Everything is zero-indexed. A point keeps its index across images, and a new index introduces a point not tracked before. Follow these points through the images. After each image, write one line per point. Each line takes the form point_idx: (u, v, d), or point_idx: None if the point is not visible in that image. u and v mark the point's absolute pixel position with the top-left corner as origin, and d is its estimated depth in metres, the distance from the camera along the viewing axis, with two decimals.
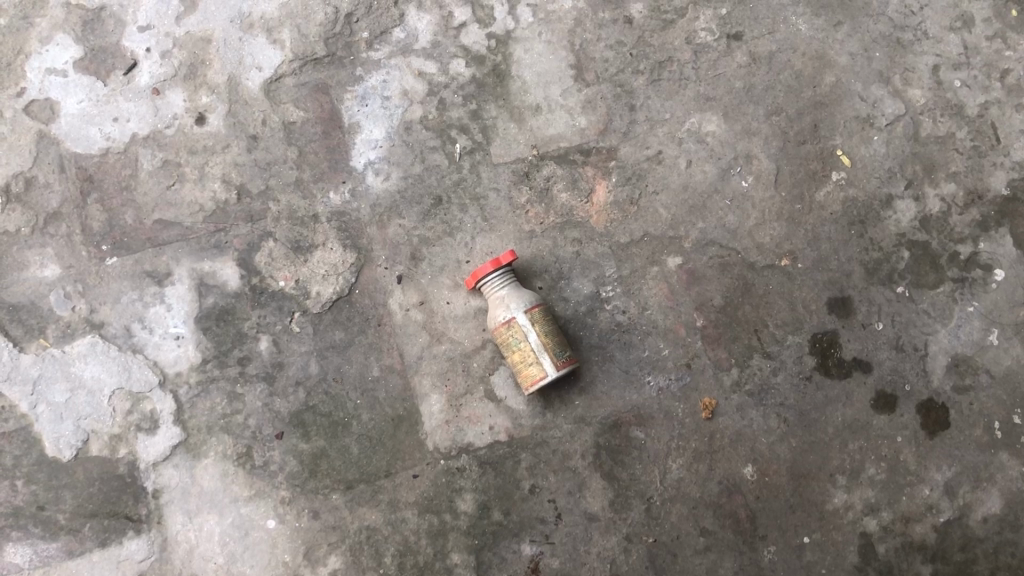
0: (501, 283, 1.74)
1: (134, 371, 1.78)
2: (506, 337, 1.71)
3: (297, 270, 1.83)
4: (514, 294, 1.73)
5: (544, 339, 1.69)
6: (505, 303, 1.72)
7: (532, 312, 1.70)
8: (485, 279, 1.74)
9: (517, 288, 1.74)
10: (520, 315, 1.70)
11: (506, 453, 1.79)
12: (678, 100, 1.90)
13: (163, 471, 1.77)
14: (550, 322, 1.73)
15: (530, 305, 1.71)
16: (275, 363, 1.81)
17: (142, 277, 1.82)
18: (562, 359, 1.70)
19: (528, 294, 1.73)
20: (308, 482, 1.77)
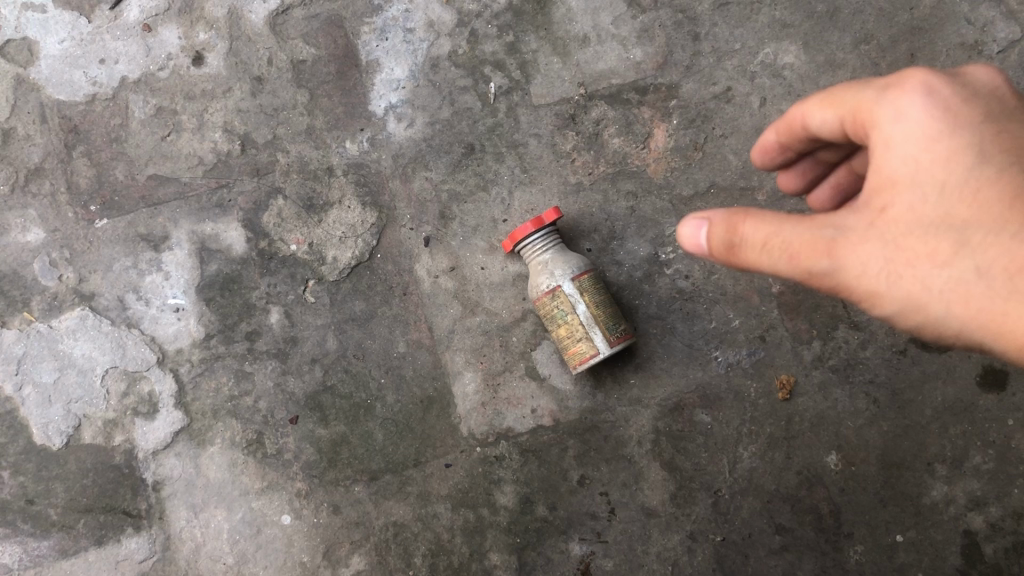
0: (543, 246, 1.50)
1: (130, 349, 1.58)
2: (549, 310, 1.47)
3: (310, 232, 1.59)
4: (559, 259, 1.49)
5: (595, 311, 1.45)
6: (549, 269, 1.48)
7: (579, 280, 1.46)
8: (524, 241, 1.50)
9: (563, 252, 1.50)
10: (566, 284, 1.46)
11: (551, 439, 1.56)
12: (750, 27, 1.62)
13: (165, 460, 1.57)
14: (601, 289, 1.48)
15: (578, 271, 1.47)
16: (287, 338, 1.59)
17: (136, 241, 1.60)
18: (616, 333, 1.45)
19: (576, 259, 1.49)
20: (326, 472, 1.56)
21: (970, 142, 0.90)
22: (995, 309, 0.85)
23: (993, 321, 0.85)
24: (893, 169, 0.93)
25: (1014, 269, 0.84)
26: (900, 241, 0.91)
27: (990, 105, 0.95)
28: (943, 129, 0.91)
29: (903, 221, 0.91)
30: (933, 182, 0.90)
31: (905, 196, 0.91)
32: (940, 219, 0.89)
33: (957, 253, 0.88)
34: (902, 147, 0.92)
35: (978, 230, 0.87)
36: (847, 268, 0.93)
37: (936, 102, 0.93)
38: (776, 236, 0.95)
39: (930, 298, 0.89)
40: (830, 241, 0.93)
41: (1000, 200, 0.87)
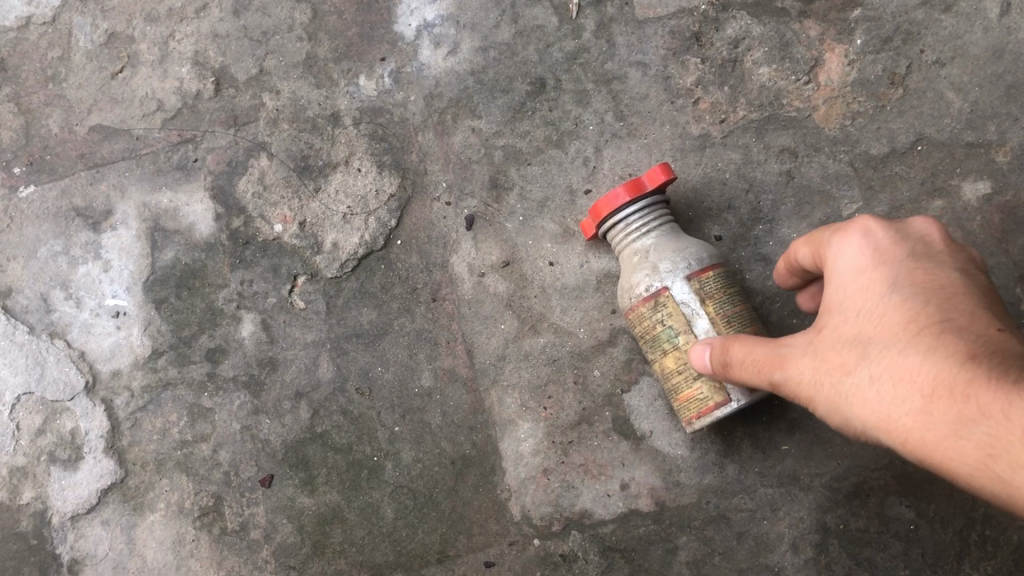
0: (643, 228, 0.95)
1: (50, 369, 1.11)
2: (648, 329, 0.91)
3: (302, 206, 1.09)
4: (669, 247, 0.93)
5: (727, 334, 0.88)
6: (651, 261, 0.92)
7: (701, 283, 0.89)
8: (613, 219, 0.95)
9: (676, 237, 0.94)
10: (679, 289, 0.90)
11: (651, 534, 0.99)
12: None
13: (87, 531, 1.09)
14: (737, 298, 0.91)
15: (700, 268, 0.90)
16: (263, 361, 1.08)
17: (68, 216, 1.14)
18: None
19: (695, 249, 0.92)
20: (309, 563, 1.04)
21: (899, 270, 0.72)
22: (887, 413, 0.66)
23: (888, 434, 0.66)
24: (831, 294, 0.75)
25: (902, 373, 0.66)
26: (825, 353, 0.73)
27: (922, 243, 0.75)
28: (876, 255, 0.74)
29: (822, 335, 0.74)
30: (858, 300, 0.73)
31: (833, 315, 0.74)
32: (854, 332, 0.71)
33: (862, 360, 0.69)
34: (834, 270, 0.76)
35: (882, 339, 0.69)
36: (791, 383, 0.74)
37: (871, 232, 0.75)
38: (746, 352, 0.78)
39: (847, 412, 0.70)
40: (777, 355, 0.76)
41: (908, 308, 0.69)
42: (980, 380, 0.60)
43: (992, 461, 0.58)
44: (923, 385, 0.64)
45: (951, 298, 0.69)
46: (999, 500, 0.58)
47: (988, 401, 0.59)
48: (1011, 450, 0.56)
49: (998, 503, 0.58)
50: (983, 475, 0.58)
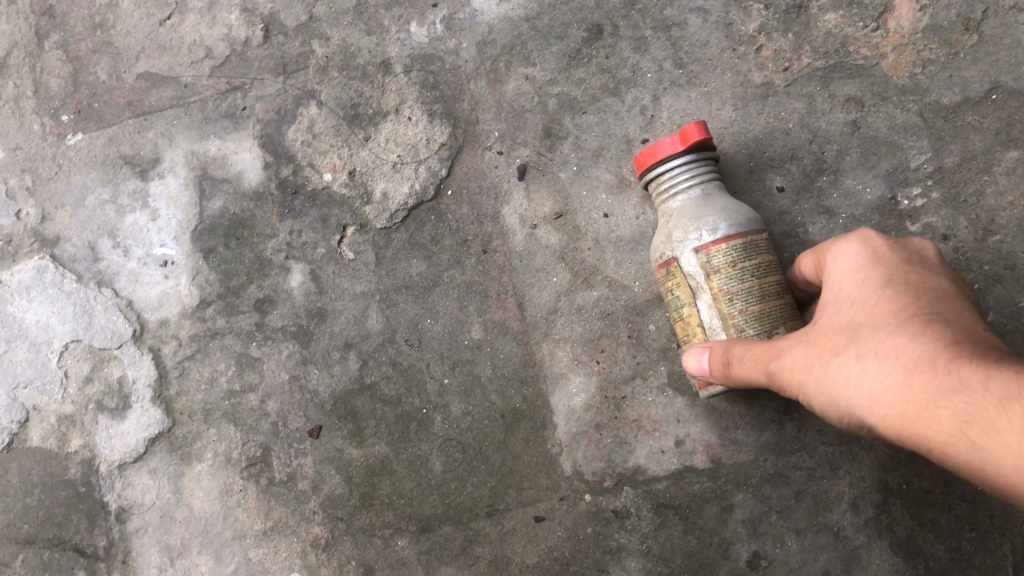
0: (682, 184, 0.90)
1: (97, 318, 1.11)
2: (664, 295, 0.89)
3: (351, 155, 1.08)
4: (692, 211, 0.87)
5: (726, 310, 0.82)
6: (670, 225, 0.88)
7: (712, 254, 0.84)
8: (651, 172, 0.91)
9: (708, 200, 0.88)
10: (688, 258, 0.85)
11: (706, 491, 0.97)
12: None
13: (134, 480, 1.09)
14: (756, 274, 0.83)
15: (715, 239, 0.84)
16: (312, 312, 1.07)
17: (117, 165, 1.13)
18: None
19: (722, 214, 0.86)
20: (357, 515, 1.03)
21: (899, 270, 0.71)
22: (868, 393, 0.63)
23: (869, 416, 0.64)
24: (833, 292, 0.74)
25: (886, 351, 0.63)
26: (815, 342, 0.71)
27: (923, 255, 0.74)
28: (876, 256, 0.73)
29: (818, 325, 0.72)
30: (853, 293, 0.71)
31: (829, 309, 0.72)
32: (847, 320, 0.69)
33: (849, 344, 0.67)
34: (838, 270, 0.74)
35: (872, 322, 0.67)
36: (783, 373, 0.71)
37: (871, 238, 0.74)
38: (744, 349, 0.76)
39: (833, 396, 0.67)
40: (772, 348, 0.73)
41: (900, 298, 0.67)
42: (962, 355, 0.58)
43: (968, 427, 0.55)
44: (903, 361, 0.62)
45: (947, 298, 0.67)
46: (974, 471, 0.55)
47: (968, 370, 0.56)
48: (986, 415, 0.54)
49: (972, 476, 0.55)
50: (958, 445, 0.55)
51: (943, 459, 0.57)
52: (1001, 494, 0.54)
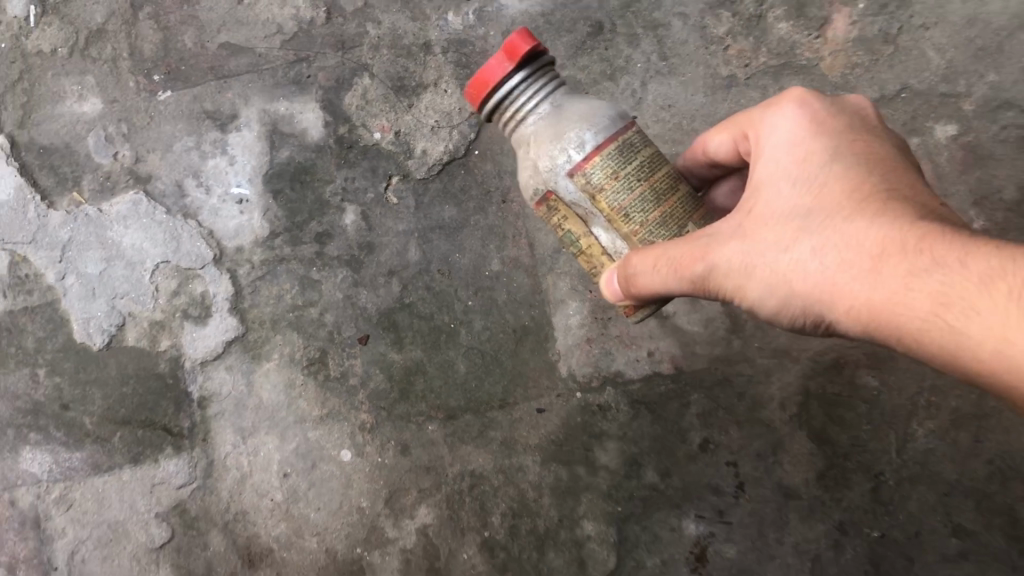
0: (534, 108, 0.93)
1: (184, 243, 1.36)
2: (556, 231, 0.97)
3: (397, 118, 1.34)
4: (550, 132, 0.90)
5: (621, 215, 0.89)
6: (535, 154, 0.92)
7: (586, 170, 0.89)
8: (497, 104, 0.92)
9: (559, 112, 0.91)
10: (568, 184, 0.90)
11: (671, 391, 1.28)
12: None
13: (213, 374, 1.35)
14: (632, 174, 0.89)
15: (585, 153, 0.88)
16: (363, 244, 1.34)
17: (200, 119, 1.38)
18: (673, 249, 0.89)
19: (581, 122, 0.90)
20: (397, 405, 1.31)
21: (829, 146, 0.84)
22: (827, 281, 0.77)
23: (827, 300, 0.78)
24: (758, 172, 0.88)
25: (845, 242, 0.77)
26: (755, 231, 0.84)
27: (855, 119, 0.90)
28: (805, 135, 0.86)
29: (754, 213, 0.85)
30: (792, 173, 0.84)
31: (764, 194, 0.85)
32: (783, 207, 0.83)
33: (800, 236, 0.80)
34: (760, 150, 0.90)
35: (821, 208, 0.80)
36: (716, 268, 0.84)
37: (809, 108, 0.88)
38: (651, 259, 0.86)
39: (779, 284, 0.81)
40: (705, 244, 0.85)
41: (841, 180, 0.81)
42: (928, 238, 0.72)
43: (943, 311, 0.69)
44: (869, 250, 0.75)
45: (881, 170, 0.82)
46: (943, 347, 0.70)
47: (946, 255, 0.70)
48: (964, 299, 0.68)
49: (942, 351, 0.70)
50: (929, 324, 0.70)
51: (910, 337, 0.72)
52: (965, 368, 0.69)
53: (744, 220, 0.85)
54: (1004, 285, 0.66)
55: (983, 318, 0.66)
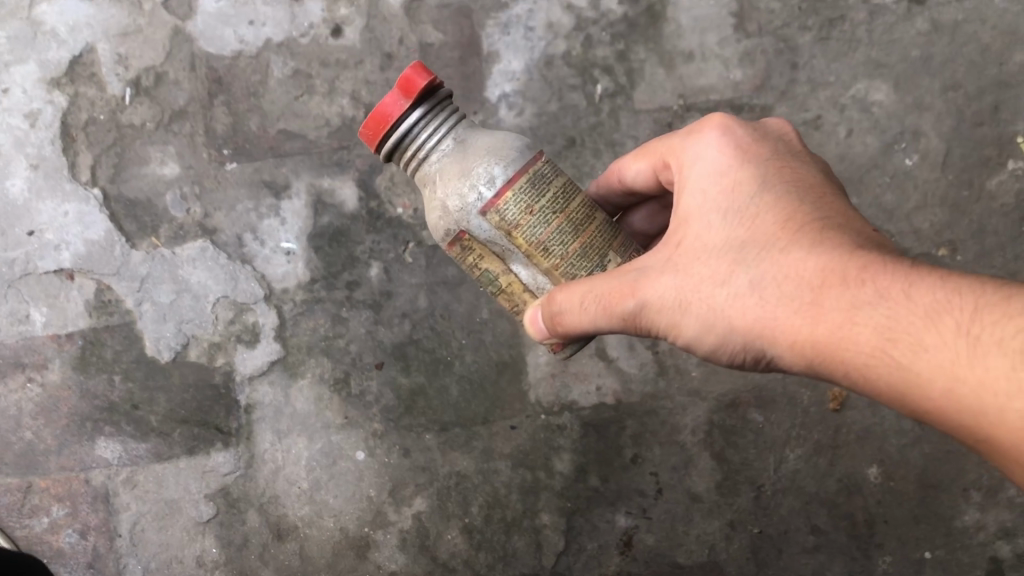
0: (435, 144, 1.16)
1: (241, 283, 1.74)
2: (473, 266, 1.20)
3: (417, 199, 1.74)
4: (455, 167, 1.13)
5: (539, 248, 1.12)
6: (441, 190, 1.13)
7: (498, 209, 1.11)
8: (396, 142, 1.15)
9: (466, 152, 1.14)
10: (480, 221, 1.12)
11: (611, 417, 1.69)
12: (857, 53, 1.73)
13: (258, 387, 1.73)
14: (533, 205, 1.11)
15: (495, 191, 1.10)
16: (383, 292, 1.73)
17: (260, 186, 1.77)
18: (586, 268, 1.14)
19: (485, 156, 1.12)
20: (403, 417, 1.71)
21: (757, 178, 1.08)
22: (769, 313, 0.99)
23: (770, 330, 0.99)
24: (685, 207, 1.10)
25: (785, 276, 0.98)
26: (695, 261, 1.05)
27: (782, 143, 1.15)
28: (729, 170, 1.09)
29: (694, 248, 1.06)
30: (723, 205, 1.07)
31: (696, 226, 1.07)
32: (717, 242, 1.05)
33: (739, 270, 1.02)
34: (685, 184, 1.12)
35: (756, 242, 1.02)
36: (659, 298, 1.06)
37: (732, 141, 1.11)
38: (582, 290, 1.09)
39: (720, 313, 1.02)
40: (646, 276, 1.07)
41: (772, 212, 1.04)
42: (865, 272, 0.93)
43: (891, 342, 0.90)
44: (810, 283, 0.96)
45: (809, 200, 1.05)
46: (890, 372, 0.90)
47: (888, 289, 0.91)
48: (908, 332, 0.89)
49: (886, 376, 0.91)
50: (876, 353, 0.91)
51: (854, 362, 0.92)
52: (908, 390, 0.90)
53: (680, 254, 1.07)
54: (944, 319, 0.87)
55: (920, 354, 0.88)
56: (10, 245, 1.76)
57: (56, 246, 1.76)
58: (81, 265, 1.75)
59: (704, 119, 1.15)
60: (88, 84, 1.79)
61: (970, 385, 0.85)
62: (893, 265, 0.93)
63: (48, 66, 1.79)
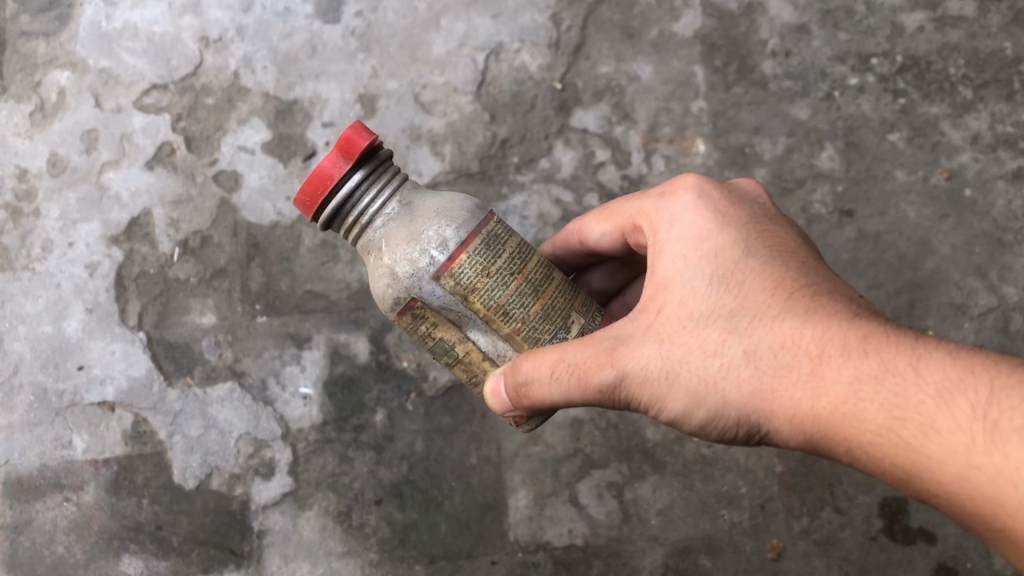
0: (380, 209, 1.31)
1: (262, 421, 1.99)
2: (428, 332, 1.35)
3: (419, 354, 2.01)
4: (403, 231, 1.28)
5: (494, 308, 1.29)
6: (390, 256, 1.28)
7: (454, 273, 1.26)
8: (336, 207, 1.29)
9: (410, 217, 1.29)
10: (434, 285, 1.27)
11: (580, 556, 1.94)
12: None
13: (270, 515, 1.97)
14: (484, 266, 1.27)
15: (449, 255, 1.26)
16: (386, 436, 1.99)
17: (286, 338, 2.04)
18: (545, 328, 1.32)
19: (433, 219, 1.28)
20: (396, 548, 1.95)
21: (736, 243, 1.26)
22: (767, 385, 1.15)
23: (769, 401, 1.15)
24: (663, 273, 1.28)
25: (779, 347, 1.15)
26: (681, 329, 1.22)
27: (755, 206, 1.36)
28: (708, 234, 1.28)
29: (680, 320, 1.22)
30: (708, 270, 1.24)
31: (677, 292, 1.24)
32: (704, 312, 1.21)
33: (732, 341, 1.18)
34: (663, 254, 1.30)
35: (745, 310, 1.19)
36: (645, 364, 1.21)
37: (707, 209, 1.31)
38: (554, 359, 1.25)
39: (713, 380, 1.18)
40: (629, 344, 1.23)
41: (758, 279, 1.22)
42: (863, 350, 1.10)
43: (897, 419, 1.06)
44: (809, 357, 1.13)
45: (786, 264, 1.24)
46: (896, 448, 1.06)
47: (891, 369, 1.07)
48: (913, 413, 1.05)
49: (891, 451, 1.06)
50: (882, 430, 1.06)
51: (859, 435, 1.08)
52: (915, 467, 1.05)
53: (665, 321, 1.23)
54: (947, 400, 1.03)
55: (919, 430, 1.04)
56: (61, 377, 2.03)
57: (101, 380, 2.02)
58: (123, 398, 2.01)
59: (681, 187, 1.35)
60: (143, 241, 2.07)
61: (984, 469, 0.99)
62: (885, 345, 1.10)
63: (110, 224, 2.08)
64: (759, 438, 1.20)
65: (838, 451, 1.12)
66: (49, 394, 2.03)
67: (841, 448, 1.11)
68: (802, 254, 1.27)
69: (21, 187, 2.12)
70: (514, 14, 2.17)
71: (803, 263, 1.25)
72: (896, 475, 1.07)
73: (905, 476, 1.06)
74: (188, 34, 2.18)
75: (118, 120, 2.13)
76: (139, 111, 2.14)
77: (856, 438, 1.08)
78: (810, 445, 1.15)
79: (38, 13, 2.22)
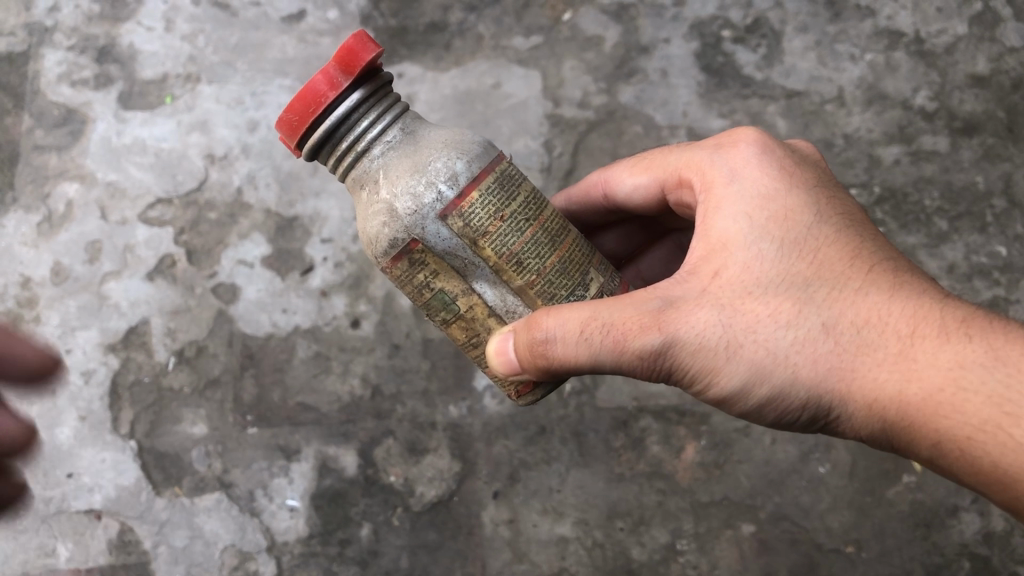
0: (378, 135, 1.25)
1: (248, 533, 2.02)
2: (428, 281, 1.28)
3: (407, 469, 2.03)
4: (406, 163, 1.23)
5: (509, 258, 1.24)
6: (390, 190, 1.22)
7: (463, 213, 1.21)
8: (329, 129, 1.22)
9: (414, 151, 1.24)
10: (440, 224, 1.22)
11: None
12: None
13: None
14: (497, 204, 1.23)
15: (459, 193, 1.21)
16: (371, 551, 2.01)
17: (275, 449, 2.05)
18: (563, 283, 1.28)
19: (441, 151, 1.23)
20: None
21: (807, 207, 1.26)
22: (846, 363, 1.16)
23: (846, 380, 1.16)
24: (723, 233, 1.26)
25: (863, 324, 1.17)
26: (747, 293, 1.20)
27: (813, 165, 1.37)
28: (773, 197, 1.27)
29: (746, 286, 1.20)
30: (782, 234, 1.23)
31: (741, 253, 1.23)
32: (775, 280, 1.20)
33: (807, 313, 1.18)
34: (722, 213, 1.28)
35: (822, 280, 1.20)
36: (704, 332, 1.19)
37: (773, 170, 1.30)
38: (586, 320, 1.21)
39: (780, 350, 1.17)
40: (685, 306, 1.20)
41: (837, 250, 1.22)
42: (960, 335, 1.14)
43: (996, 407, 1.09)
44: (899, 335, 1.15)
45: (857, 234, 1.25)
46: (994, 442, 1.08)
47: (989, 357, 1.11)
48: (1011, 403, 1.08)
49: (985, 443, 1.09)
50: (978, 420, 1.09)
51: (947, 421, 1.11)
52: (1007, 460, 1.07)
53: (724, 284, 1.21)
54: None
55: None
56: (50, 485, 2.06)
57: (90, 488, 2.05)
58: (110, 507, 2.04)
59: (739, 145, 1.34)
60: (139, 350, 2.11)
61: None
62: (985, 334, 1.14)
63: (108, 333, 2.13)
64: (817, 417, 1.21)
65: (915, 435, 1.14)
66: (35, 501, 2.05)
67: (926, 436, 1.13)
68: (867, 224, 1.29)
69: (23, 294, 2.18)
70: (509, 140, 2.28)
71: (870, 236, 1.27)
72: (989, 475, 1.10)
73: (1000, 475, 1.08)
74: (194, 150, 2.26)
75: (122, 232, 2.20)
76: (143, 223, 2.21)
77: (949, 430, 1.11)
78: (879, 427, 1.17)
79: (52, 128, 2.32)
